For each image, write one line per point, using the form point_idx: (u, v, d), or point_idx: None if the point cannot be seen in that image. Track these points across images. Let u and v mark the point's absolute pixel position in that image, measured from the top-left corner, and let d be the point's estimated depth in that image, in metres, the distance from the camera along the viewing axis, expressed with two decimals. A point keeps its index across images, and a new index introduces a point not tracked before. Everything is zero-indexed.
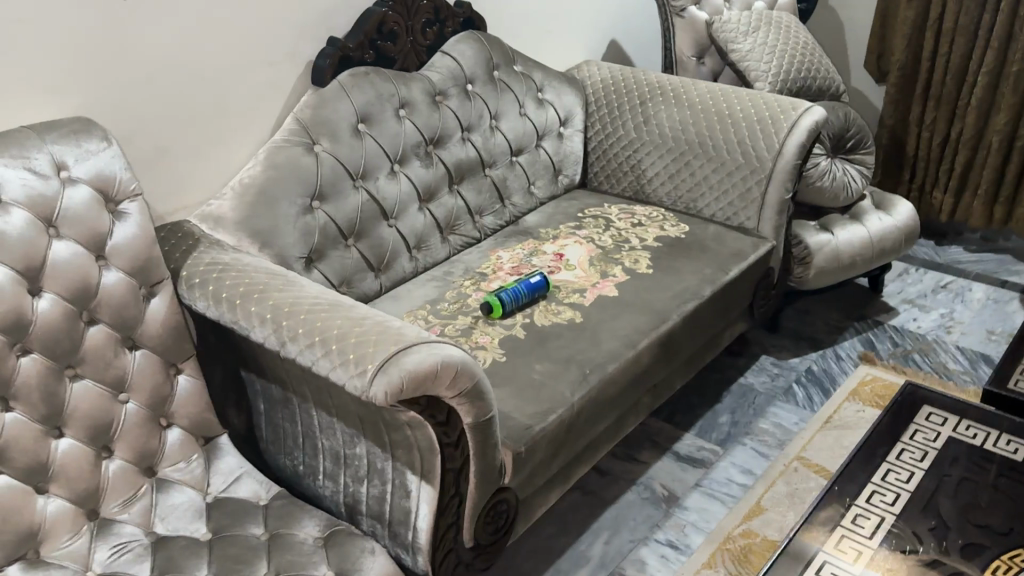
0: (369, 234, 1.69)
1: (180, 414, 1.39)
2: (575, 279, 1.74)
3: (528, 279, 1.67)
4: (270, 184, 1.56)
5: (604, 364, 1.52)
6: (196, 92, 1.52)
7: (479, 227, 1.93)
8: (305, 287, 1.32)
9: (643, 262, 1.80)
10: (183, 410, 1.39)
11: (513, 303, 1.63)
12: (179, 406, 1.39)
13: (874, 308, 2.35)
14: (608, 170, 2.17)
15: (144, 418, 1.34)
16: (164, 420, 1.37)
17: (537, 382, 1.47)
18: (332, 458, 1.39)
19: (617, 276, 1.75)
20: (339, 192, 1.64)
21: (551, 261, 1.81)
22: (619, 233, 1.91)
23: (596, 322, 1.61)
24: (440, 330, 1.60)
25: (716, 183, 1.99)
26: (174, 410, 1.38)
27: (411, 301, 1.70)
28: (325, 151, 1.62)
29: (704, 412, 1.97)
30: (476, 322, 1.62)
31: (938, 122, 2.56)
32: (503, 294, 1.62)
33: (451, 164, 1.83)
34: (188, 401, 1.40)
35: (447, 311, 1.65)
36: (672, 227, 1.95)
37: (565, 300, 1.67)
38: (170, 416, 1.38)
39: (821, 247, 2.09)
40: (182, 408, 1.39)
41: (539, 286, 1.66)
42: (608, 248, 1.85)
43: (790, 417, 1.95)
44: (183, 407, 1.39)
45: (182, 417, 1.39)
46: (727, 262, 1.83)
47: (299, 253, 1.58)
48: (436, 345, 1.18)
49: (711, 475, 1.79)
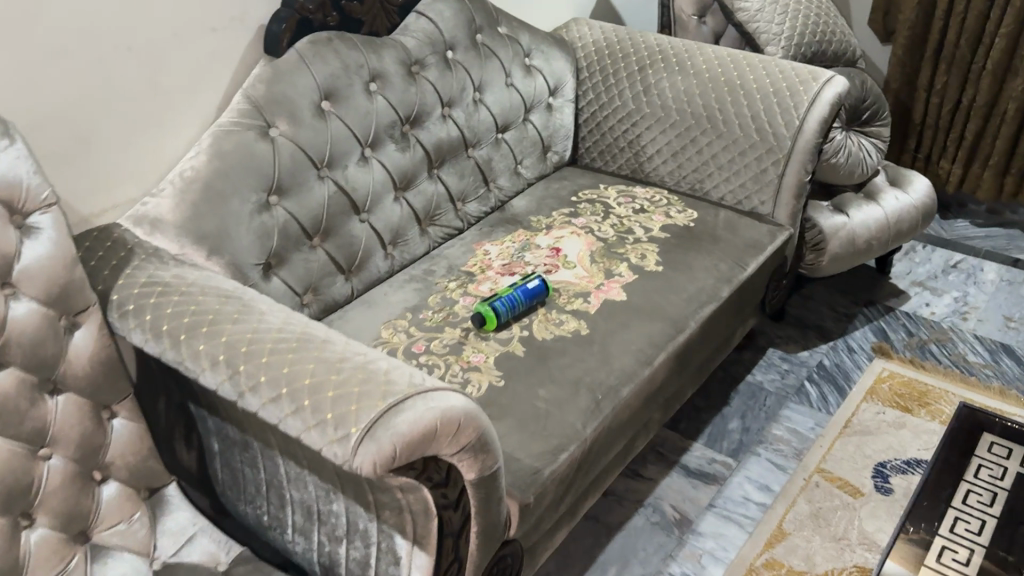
0: (337, 231, 1.45)
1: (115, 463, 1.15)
2: (576, 281, 1.51)
3: (524, 284, 1.44)
4: (217, 178, 1.30)
5: (618, 387, 1.31)
6: (123, 68, 1.24)
7: (462, 215, 1.70)
8: (266, 317, 1.08)
9: (652, 258, 1.58)
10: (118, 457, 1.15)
11: (507, 314, 1.40)
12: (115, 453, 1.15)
13: (883, 292, 2.18)
14: (603, 145, 1.95)
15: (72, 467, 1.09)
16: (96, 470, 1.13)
17: (542, 413, 1.26)
18: (304, 513, 1.17)
19: (624, 276, 1.53)
20: (300, 183, 1.39)
21: (547, 257, 1.58)
22: (620, 223, 1.69)
23: (606, 334, 1.40)
24: (425, 347, 1.38)
25: (726, 162, 1.77)
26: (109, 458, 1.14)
27: (389, 310, 1.47)
28: (283, 136, 1.37)
29: (712, 417, 1.79)
30: (466, 335, 1.39)
31: (949, 87, 2.36)
32: (495, 304, 1.39)
33: (430, 146, 1.58)
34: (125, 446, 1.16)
35: (432, 322, 1.43)
36: (678, 213, 1.73)
37: (569, 306, 1.45)
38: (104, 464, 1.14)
39: (837, 232, 1.90)
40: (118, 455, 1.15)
41: (537, 293, 1.44)
42: (609, 240, 1.63)
43: (805, 421, 1.78)
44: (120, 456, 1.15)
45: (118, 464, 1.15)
46: (744, 254, 1.62)
47: (254, 258, 1.34)
48: (434, 395, 0.96)
49: (726, 493, 1.62)
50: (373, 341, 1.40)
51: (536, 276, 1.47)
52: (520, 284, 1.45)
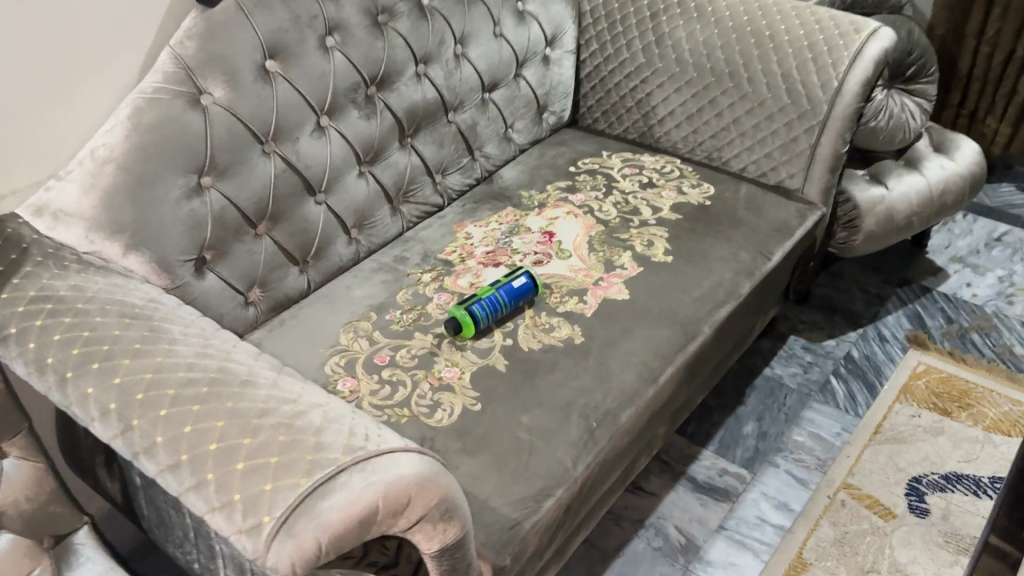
0: (288, 215, 1.23)
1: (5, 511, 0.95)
2: (570, 276, 1.29)
3: (510, 281, 1.21)
4: (138, 157, 1.07)
5: (617, 413, 1.10)
6: (15, 24, 1.00)
7: (441, 189, 1.47)
8: (176, 347, 0.86)
9: (660, 246, 1.35)
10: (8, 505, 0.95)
11: (487, 320, 1.18)
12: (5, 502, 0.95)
13: (919, 270, 1.95)
14: (607, 105, 1.70)
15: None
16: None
17: (525, 447, 1.05)
18: (236, 570, 0.98)
19: (627, 269, 1.31)
20: (240, 161, 1.16)
21: (537, 245, 1.36)
22: (625, 201, 1.46)
23: (605, 344, 1.18)
24: (389, 358, 1.17)
25: (750, 129, 1.52)
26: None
27: (350, 310, 1.26)
28: (217, 104, 1.13)
29: (725, 420, 1.58)
30: (439, 344, 1.18)
31: (1003, 35, 2.08)
32: (472, 308, 1.17)
33: (401, 111, 1.34)
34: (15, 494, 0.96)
35: (399, 325, 1.22)
36: (692, 188, 1.50)
37: (561, 308, 1.23)
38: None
39: (874, 206, 1.66)
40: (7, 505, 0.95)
41: (524, 293, 1.21)
42: (611, 224, 1.40)
43: (830, 425, 1.57)
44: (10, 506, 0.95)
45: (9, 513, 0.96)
46: (769, 241, 1.39)
47: (182, 252, 1.12)
48: (377, 464, 0.75)
49: (738, 513, 1.42)
50: (330, 348, 1.19)
51: (524, 271, 1.24)
52: (504, 281, 1.22)
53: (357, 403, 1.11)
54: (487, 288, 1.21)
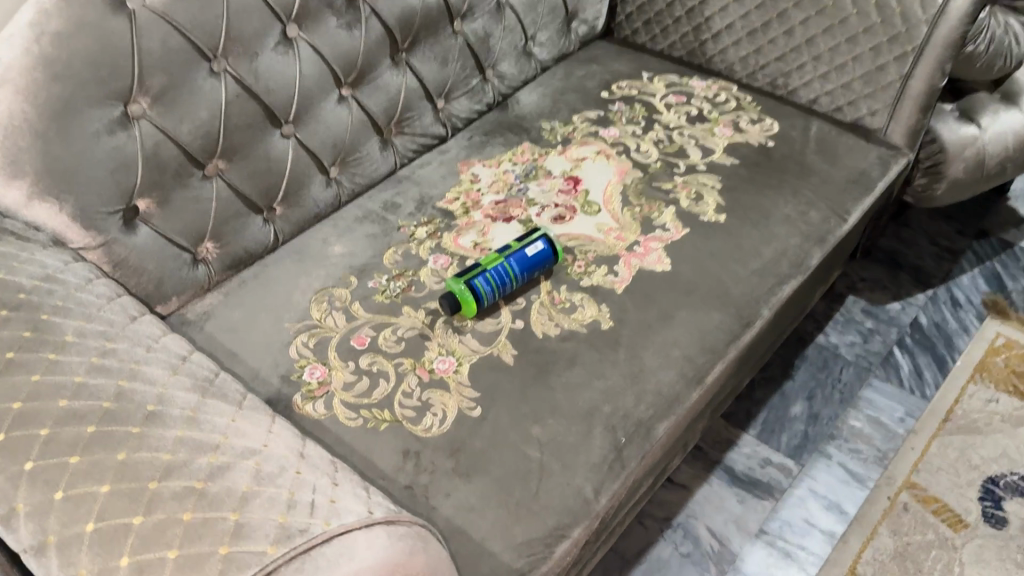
0: (246, 152, 0.98)
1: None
2: (599, 240, 1.04)
3: (520, 248, 0.97)
4: (44, 78, 0.80)
5: (650, 425, 0.87)
6: None
7: (443, 117, 1.21)
8: (62, 356, 0.63)
9: (711, 202, 1.10)
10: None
11: (492, 298, 0.94)
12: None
13: (999, 220, 1.68)
14: (649, 14, 1.41)
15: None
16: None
17: (534, 470, 0.82)
18: None
19: (670, 231, 1.06)
20: (181, 85, 0.90)
21: (560, 195, 1.10)
22: (668, 140, 1.20)
23: (638, 332, 0.94)
24: (369, 341, 0.94)
25: (826, 53, 1.23)
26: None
27: (325, 272, 1.02)
28: (147, 9, 0.85)
29: (769, 398, 1.36)
30: (431, 324, 0.95)
31: None
32: (474, 283, 0.93)
33: (393, 20, 1.07)
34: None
35: (384, 296, 0.98)
36: (751, 124, 1.23)
37: (586, 281, 0.99)
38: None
39: (964, 153, 1.39)
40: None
41: (538, 262, 0.97)
42: (651, 170, 1.14)
43: (892, 409, 1.35)
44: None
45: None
46: (843, 197, 1.12)
47: (107, 200, 0.88)
48: (321, 563, 0.52)
49: (782, 515, 1.21)
50: (297, 323, 0.96)
51: (539, 233, 0.99)
52: (514, 247, 0.97)
53: (327, 398, 0.88)
54: (492, 256, 0.97)
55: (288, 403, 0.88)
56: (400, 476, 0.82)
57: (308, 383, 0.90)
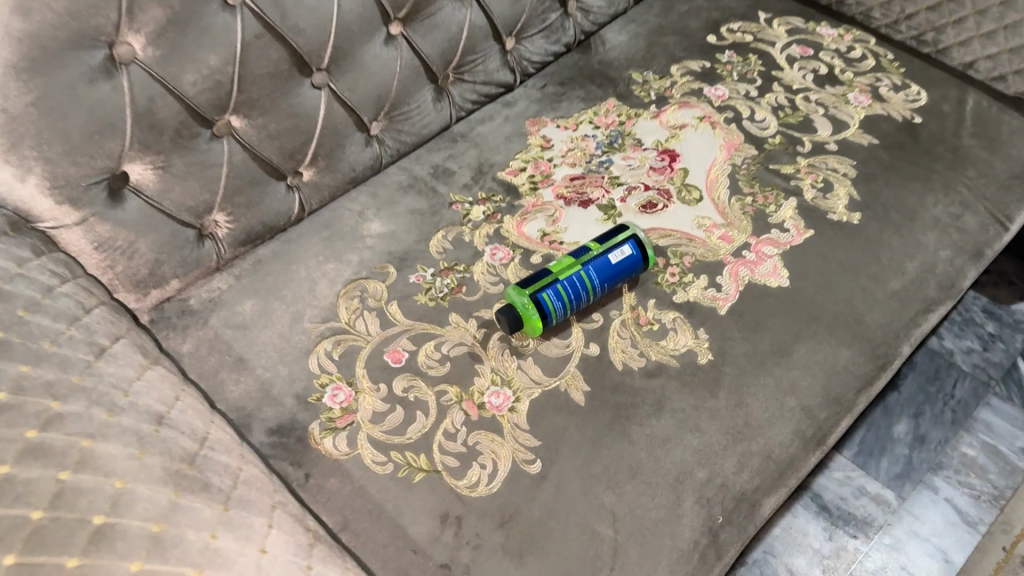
0: (267, 107, 0.78)
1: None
2: (699, 239, 0.83)
3: (602, 251, 0.76)
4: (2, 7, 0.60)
5: (753, 500, 0.69)
6: None
7: (512, 61, 0.99)
8: None
9: (842, 196, 0.88)
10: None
11: (563, 314, 0.75)
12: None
13: None
14: None
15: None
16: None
17: (606, 555, 0.65)
18: None
19: (790, 233, 0.85)
20: (185, 22, 0.69)
21: (651, 174, 0.89)
22: (790, 106, 0.97)
23: (743, 372, 0.75)
24: (406, 357, 0.75)
25: (995, 6, 0.96)
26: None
27: (358, 259, 0.84)
28: None
29: (868, 412, 1.17)
30: (485, 341, 0.76)
31: None
32: (541, 297, 0.73)
33: None
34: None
35: (429, 296, 0.80)
36: (893, 91, 0.99)
37: (680, 297, 0.79)
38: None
39: None
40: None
41: (623, 271, 0.77)
42: (767, 147, 0.92)
43: (1013, 436, 1.15)
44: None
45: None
46: (1006, 199, 0.90)
47: (87, 168, 0.69)
48: None
49: (876, 558, 1.04)
50: (320, 325, 0.78)
51: (627, 232, 0.78)
52: (594, 249, 0.77)
53: (350, 433, 0.71)
54: (565, 259, 0.76)
55: (303, 435, 0.71)
56: (436, 550, 0.65)
57: (328, 411, 0.72)
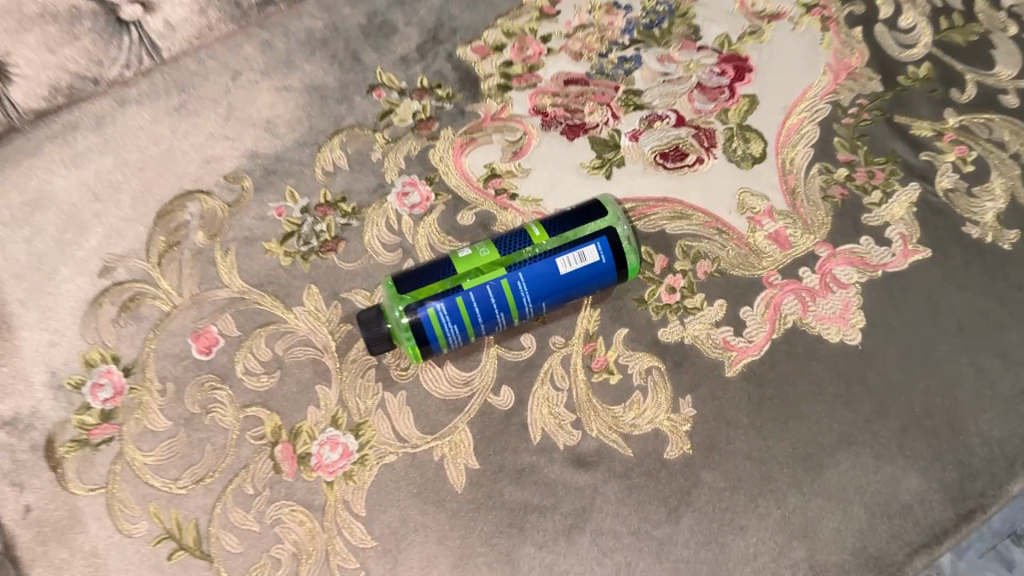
0: None
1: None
2: (735, 235, 0.51)
3: (546, 252, 0.45)
4: None
5: None
6: None
7: None
8: None
9: (998, 196, 0.53)
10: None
11: (461, 341, 0.46)
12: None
13: None
14: None
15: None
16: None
17: None
18: None
19: (889, 248, 0.51)
20: None
21: (694, 98, 0.55)
22: (961, 15, 0.59)
23: (734, 487, 0.46)
24: (218, 346, 0.49)
25: None
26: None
27: (212, 163, 0.55)
28: None
29: None
30: (341, 347, 0.48)
31: None
32: (423, 317, 0.45)
33: None
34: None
35: (285, 243, 0.51)
36: None
37: (670, 333, 0.49)
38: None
39: None
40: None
41: (576, 286, 0.46)
42: (901, 83, 0.56)
43: None
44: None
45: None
46: None
47: None
48: None
49: None
50: (116, 261, 0.52)
51: (599, 222, 0.46)
52: (536, 243, 0.46)
53: (101, 456, 0.47)
54: (486, 247, 0.46)
55: (41, 442, 0.47)
56: None
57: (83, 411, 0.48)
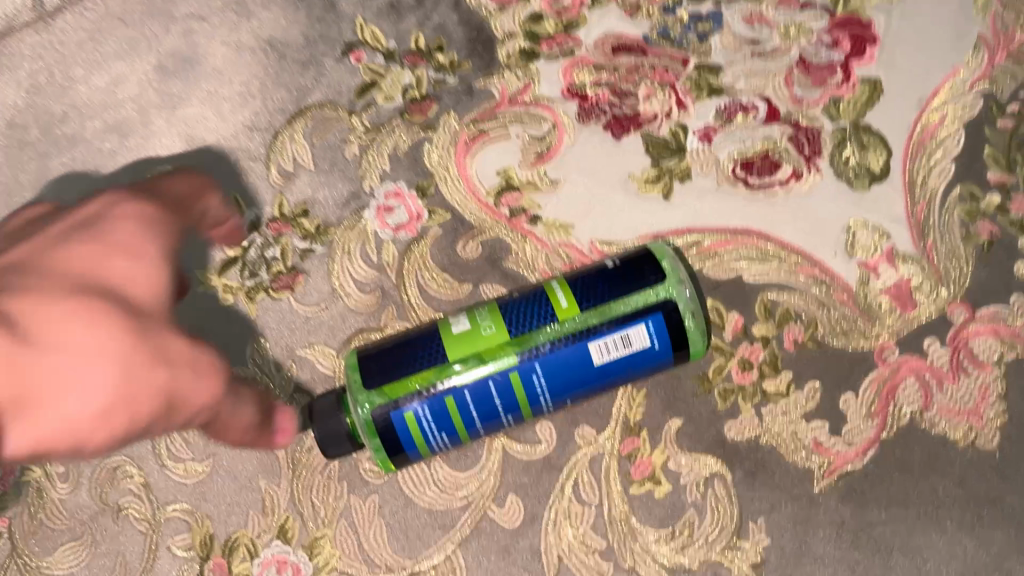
0: None
1: (104, 244, 0.29)
2: (840, 288, 0.37)
3: (575, 336, 0.32)
4: None
5: None
6: None
7: None
8: None
9: None
10: (122, 228, 0.30)
11: (450, 445, 0.33)
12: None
13: None
14: None
15: (75, 358, 0.26)
16: (127, 230, 0.30)
17: None
18: None
19: None
20: None
21: (793, 81, 0.40)
22: None
23: None
24: None
25: None
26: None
27: (136, 151, 0.41)
28: None
29: None
30: (295, 431, 0.36)
31: None
32: (397, 422, 0.32)
33: None
34: (32, 219, 0.32)
35: (226, 275, 0.38)
36: None
37: (741, 429, 0.36)
38: (23, 444, 0.26)
39: None
40: (19, 251, 0.28)
41: (614, 377, 0.33)
42: None
43: None
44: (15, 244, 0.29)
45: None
46: None
47: None
48: None
49: None
50: None
51: (654, 291, 0.32)
52: (561, 319, 0.32)
53: None
54: (488, 318, 0.32)
55: None
56: None
57: (120, 431, 0.28)
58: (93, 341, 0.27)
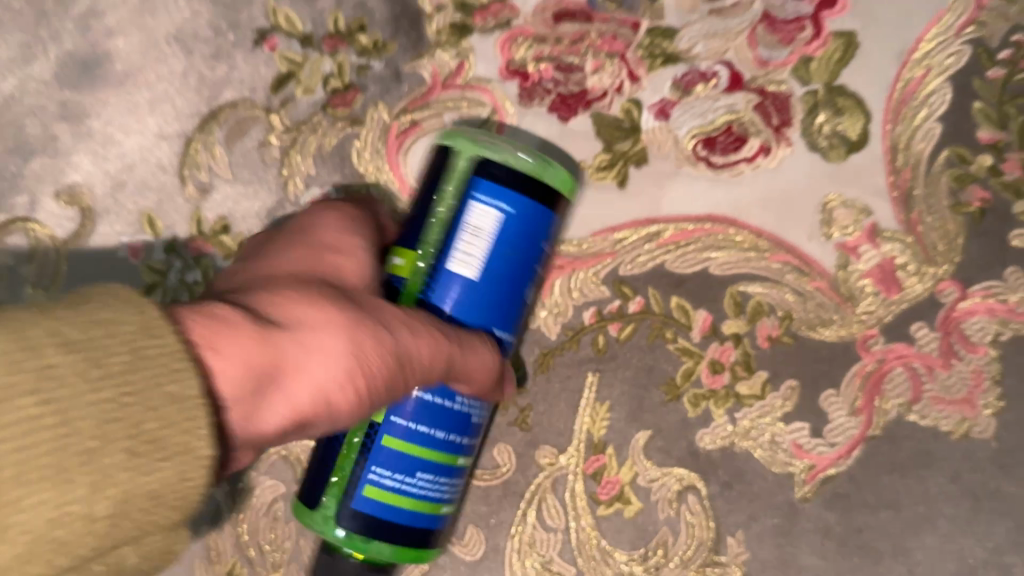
0: None
1: (287, 264, 0.29)
2: (817, 275, 0.34)
3: (438, 266, 0.30)
4: None
5: None
6: None
7: None
8: None
9: None
10: (328, 253, 0.30)
11: (433, 481, 0.30)
12: (210, 311, 0.24)
13: None
14: None
15: (308, 342, 0.25)
16: (325, 249, 0.30)
17: None
18: None
19: None
20: None
21: (756, 40, 0.35)
22: None
23: None
24: None
25: None
26: (230, 359, 0.23)
27: (42, 170, 0.38)
28: None
29: None
30: None
31: None
32: (389, 510, 0.30)
33: None
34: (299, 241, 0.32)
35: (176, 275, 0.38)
36: None
37: (714, 438, 0.33)
38: (281, 417, 0.25)
39: None
40: (256, 275, 0.29)
41: (507, 263, 0.30)
42: None
43: None
44: (269, 276, 0.29)
45: (214, 318, 0.23)
46: None
47: None
48: None
49: None
50: None
51: (451, 182, 0.30)
52: (406, 278, 0.30)
53: None
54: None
55: None
56: None
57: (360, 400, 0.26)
58: (312, 319, 0.26)
